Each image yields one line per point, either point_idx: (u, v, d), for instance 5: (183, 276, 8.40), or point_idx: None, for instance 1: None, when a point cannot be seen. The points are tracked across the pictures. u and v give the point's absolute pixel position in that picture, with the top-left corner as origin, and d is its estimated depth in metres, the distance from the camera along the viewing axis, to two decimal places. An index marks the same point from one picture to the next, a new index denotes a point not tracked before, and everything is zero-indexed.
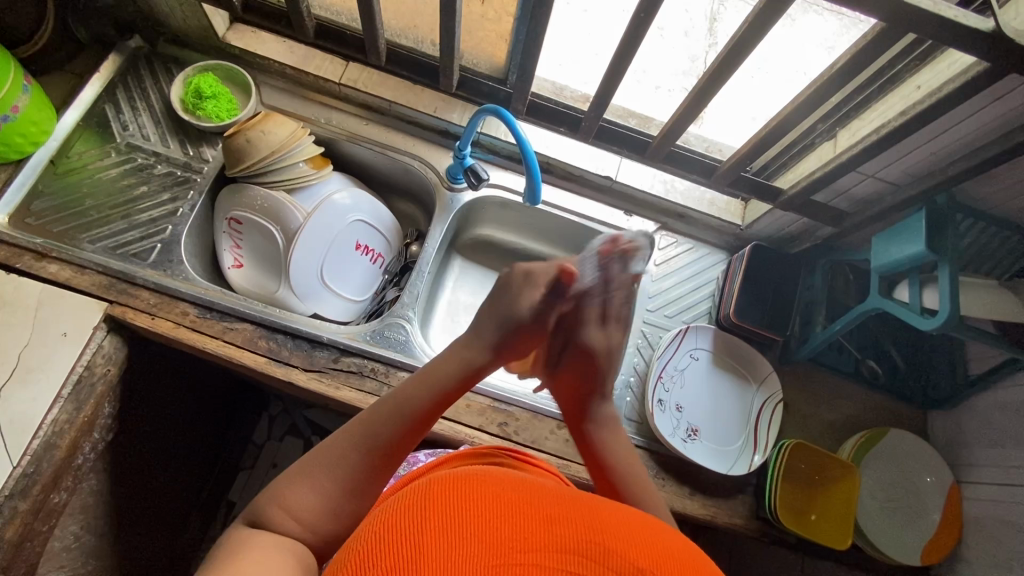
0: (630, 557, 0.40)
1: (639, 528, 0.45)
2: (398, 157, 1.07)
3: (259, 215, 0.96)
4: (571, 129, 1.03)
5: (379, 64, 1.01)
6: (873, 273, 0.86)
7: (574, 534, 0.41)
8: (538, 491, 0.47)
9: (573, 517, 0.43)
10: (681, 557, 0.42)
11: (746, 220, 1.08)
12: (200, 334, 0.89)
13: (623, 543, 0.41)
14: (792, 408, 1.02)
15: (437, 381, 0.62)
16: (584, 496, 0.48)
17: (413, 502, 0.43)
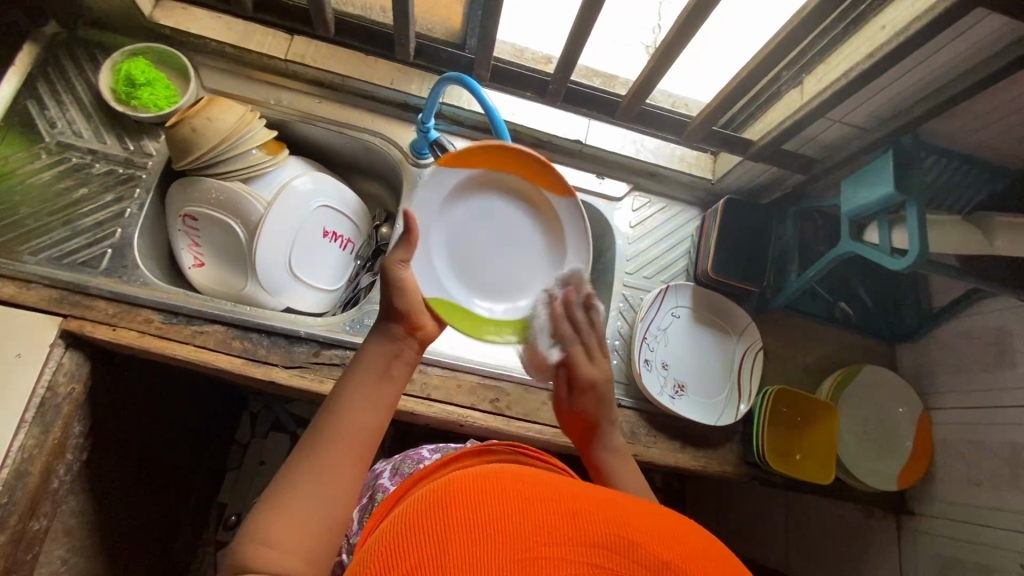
0: (655, 550, 0.41)
1: (657, 519, 0.46)
2: (358, 135, 1.02)
3: (216, 209, 0.90)
4: (538, 93, 1.00)
5: (328, 36, 0.95)
6: (844, 217, 0.88)
7: (599, 527, 0.42)
8: (555, 484, 0.47)
9: (595, 510, 0.44)
10: (701, 547, 0.44)
11: (718, 173, 1.08)
12: (168, 341, 0.84)
13: (647, 534, 0.43)
14: (774, 355, 1.04)
15: (379, 366, 0.60)
16: (600, 488, 0.49)
17: (438, 497, 0.43)
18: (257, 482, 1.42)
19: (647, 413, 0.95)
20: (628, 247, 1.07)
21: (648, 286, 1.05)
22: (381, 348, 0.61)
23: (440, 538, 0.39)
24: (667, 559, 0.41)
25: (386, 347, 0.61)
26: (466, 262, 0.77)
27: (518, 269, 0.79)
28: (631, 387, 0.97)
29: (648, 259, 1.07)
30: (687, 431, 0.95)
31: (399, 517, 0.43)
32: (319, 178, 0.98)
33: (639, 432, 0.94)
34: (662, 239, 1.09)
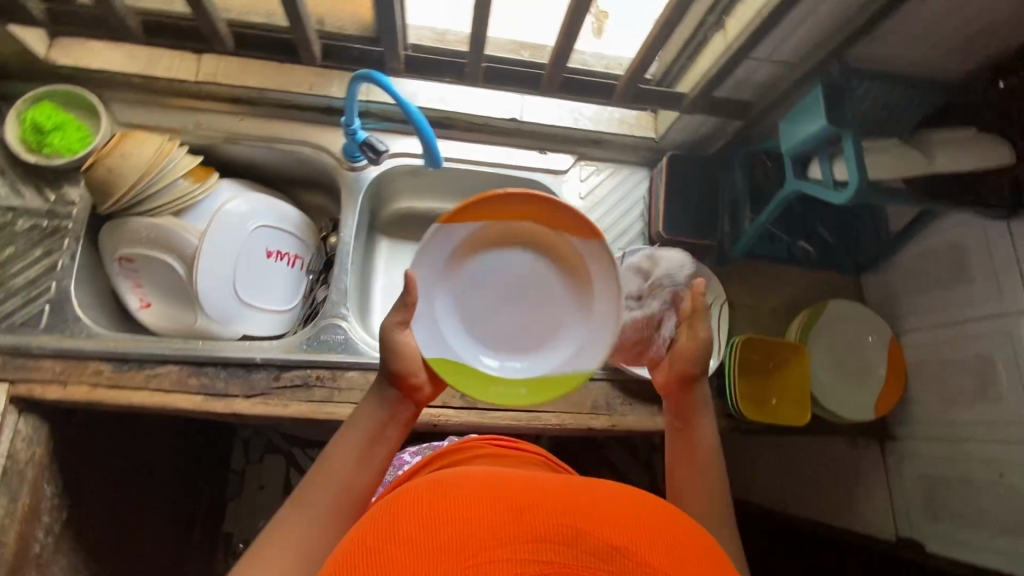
0: (605, 537, 0.40)
1: (617, 505, 0.46)
2: (287, 147, 0.99)
3: (149, 248, 0.88)
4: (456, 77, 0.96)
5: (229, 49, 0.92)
6: (786, 157, 0.87)
7: (547, 520, 0.41)
8: (511, 482, 0.47)
9: (547, 502, 0.43)
10: (661, 529, 0.43)
11: (660, 131, 1.06)
12: (123, 390, 0.82)
13: (600, 522, 0.42)
14: (741, 304, 1.04)
15: (371, 427, 0.60)
16: (562, 481, 0.49)
17: (388, 514, 0.43)
18: (259, 506, 1.42)
19: (619, 382, 0.94)
20: None
21: None
22: (376, 404, 0.62)
23: (386, 552, 0.39)
24: (619, 546, 0.40)
25: (374, 405, 0.61)
26: (478, 321, 0.69)
27: (532, 324, 0.69)
28: None
29: (602, 228, 1.05)
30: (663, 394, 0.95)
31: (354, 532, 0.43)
32: (256, 201, 0.95)
33: (615, 402, 0.94)
34: (614, 206, 1.07)
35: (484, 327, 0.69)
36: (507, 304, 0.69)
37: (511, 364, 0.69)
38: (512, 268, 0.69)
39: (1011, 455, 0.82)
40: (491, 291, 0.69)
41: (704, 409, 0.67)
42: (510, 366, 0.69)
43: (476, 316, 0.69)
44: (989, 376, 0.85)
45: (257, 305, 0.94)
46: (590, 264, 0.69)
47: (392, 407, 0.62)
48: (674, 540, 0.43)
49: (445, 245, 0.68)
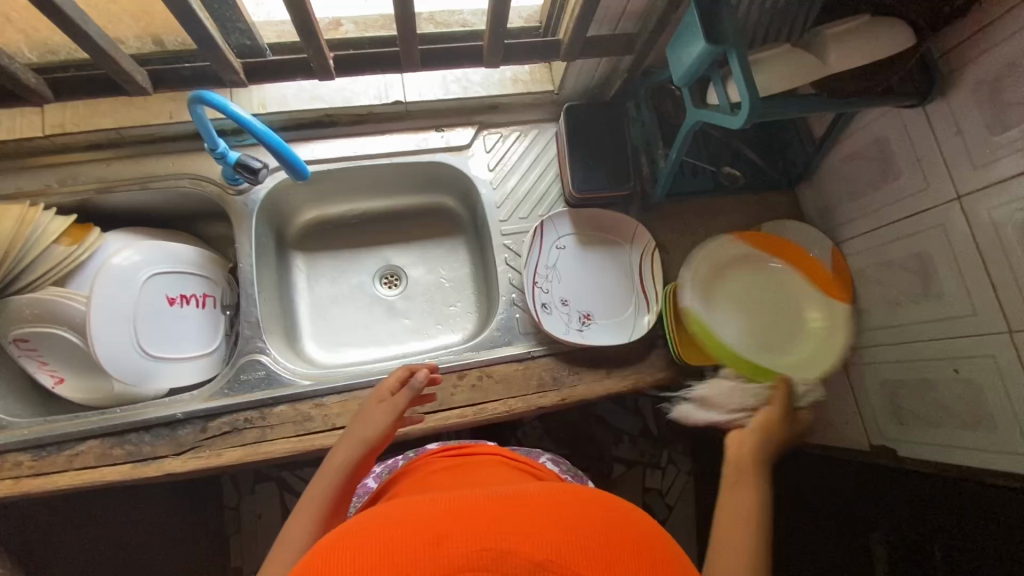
0: (525, 553, 0.39)
1: (542, 512, 0.44)
2: (160, 185, 0.91)
3: (38, 325, 0.83)
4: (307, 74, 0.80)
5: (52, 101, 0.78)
6: (681, 85, 0.80)
7: (464, 548, 0.39)
8: (429, 508, 0.45)
9: (464, 525, 0.41)
10: (585, 532, 0.42)
11: (557, 81, 0.99)
12: (47, 477, 0.79)
13: (519, 536, 0.40)
14: (677, 246, 0.99)
15: (346, 470, 0.64)
16: (486, 493, 0.47)
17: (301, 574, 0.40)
18: (261, 536, 1.43)
19: (561, 355, 0.91)
20: (494, 192, 0.99)
21: (527, 225, 0.98)
22: (352, 448, 0.65)
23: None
24: (541, 560, 0.39)
25: (351, 449, 0.65)
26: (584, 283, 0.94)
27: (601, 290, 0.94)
28: (539, 334, 0.94)
29: (519, 197, 0.99)
30: (609, 357, 0.91)
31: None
32: (151, 246, 0.89)
33: (561, 376, 0.90)
34: (527, 171, 1.01)
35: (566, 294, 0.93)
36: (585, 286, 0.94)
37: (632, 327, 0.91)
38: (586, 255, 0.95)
39: (962, 349, 0.77)
40: (573, 271, 0.94)
41: (767, 477, 0.62)
42: (618, 328, 0.92)
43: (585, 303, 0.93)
44: (930, 273, 0.80)
45: (175, 355, 0.90)
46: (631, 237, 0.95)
47: (369, 448, 0.66)
48: (602, 541, 0.42)
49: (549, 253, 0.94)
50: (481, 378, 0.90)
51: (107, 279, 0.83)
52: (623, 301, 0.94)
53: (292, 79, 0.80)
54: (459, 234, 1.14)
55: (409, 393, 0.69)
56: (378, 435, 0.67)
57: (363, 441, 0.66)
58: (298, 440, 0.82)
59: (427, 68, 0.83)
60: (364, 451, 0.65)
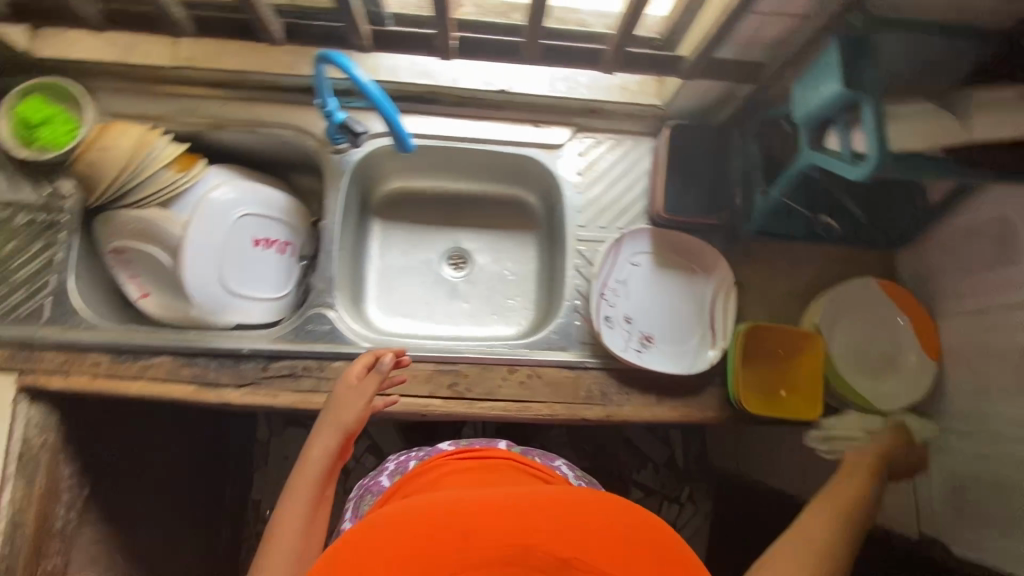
0: (547, 550, 0.45)
1: (561, 515, 0.49)
2: (270, 132, 0.96)
3: (138, 240, 0.88)
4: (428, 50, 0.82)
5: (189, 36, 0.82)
6: (800, 124, 0.77)
7: (490, 542, 0.46)
8: (460, 504, 0.52)
9: (491, 524, 0.48)
10: (599, 539, 0.48)
11: (665, 98, 0.97)
12: (120, 380, 0.85)
13: (541, 533, 0.47)
14: (753, 286, 0.95)
15: (325, 456, 0.75)
16: (512, 494, 0.53)
17: (348, 546, 0.48)
18: (284, 476, 1.49)
19: (614, 371, 0.90)
20: (578, 197, 0.98)
21: (605, 235, 0.97)
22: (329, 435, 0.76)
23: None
24: (557, 555, 0.45)
25: (327, 435, 0.76)
26: (649, 308, 0.92)
27: (669, 319, 0.92)
28: (596, 347, 0.92)
29: (603, 206, 0.98)
30: (662, 384, 0.90)
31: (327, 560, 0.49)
32: (252, 188, 0.94)
33: (610, 391, 0.90)
34: (616, 181, 0.99)
35: (631, 316, 0.91)
36: (651, 311, 0.92)
37: (695, 363, 0.89)
38: (658, 282, 0.93)
39: None
40: (644, 294, 0.93)
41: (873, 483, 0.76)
42: (681, 361, 0.90)
43: (651, 329, 0.91)
44: None
45: (250, 294, 0.94)
46: (709, 273, 0.93)
47: (343, 432, 0.77)
48: (616, 549, 0.47)
49: (620, 272, 0.92)
50: (530, 377, 0.90)
51: (207, 213, 0.89)
52: (689, 334, 0.92)
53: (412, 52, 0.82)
54: (532, 230, 1.13)
55: (375, 377, 0.78)
56: (348, 421, 0.77)
57: (336, 430, 0.76)
58: None
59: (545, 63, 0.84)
60: (338, 438, 0.76)
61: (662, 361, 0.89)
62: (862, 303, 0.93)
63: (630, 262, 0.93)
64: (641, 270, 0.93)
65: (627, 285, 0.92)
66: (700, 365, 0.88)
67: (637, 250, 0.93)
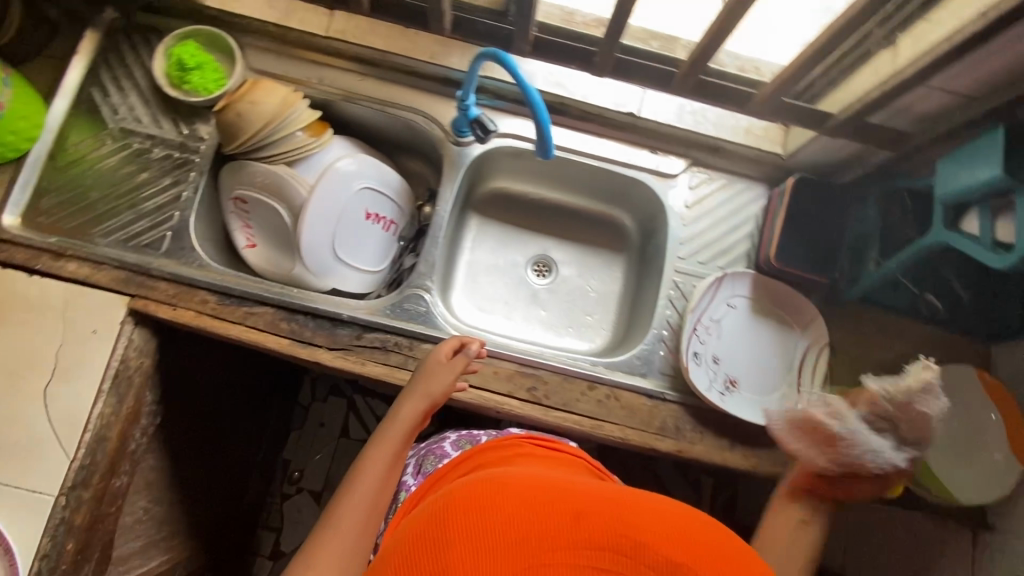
0: (659, 551, 0.48)
1: (669, 524, 0.52)
2: (398, 113, 0.99)
3: (263, 193, 0.92)
4: (584, 65, 0.89)
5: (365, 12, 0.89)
6: (936, 202, 0.76)
7: (607, 528, 0.49)
8: (574, 489, 0.55)
9: (606, 512, 0.51)
10: (704, 550, 0.50)
11: (788, 148, 0.98)
12: (222, 321, 0.89)
13: (653, 534, 0.50)
14: (843, 351, 0.94)
15: (408, 422, 0.75)
16: (621, 493, 0.56)
17: (471, 496, 0.53)
18: (318, 442, 1.51)
19: (692, 408, 0.90)
20: (682, 229, 0.99)
21: (703, 272, 0.97)
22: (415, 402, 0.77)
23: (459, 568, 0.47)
24: (667, 559, 0.48)
25: (414, 401, 0.77)
26: (736, 354, 0.92)
27: (756, 368, 0.92)
28: (677, 380, 0.92)
29: (706, 243, 0.98)
30: (738, 429, 0.89)
31: (409, 542, 0.51)
32: (373, 164, 0.98)
33: (684, 426, 0.90)
34: (722, 220, 0.99)
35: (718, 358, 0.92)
36: (738, 357, 0.92)
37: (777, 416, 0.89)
38: (749, 329, 0.93)
39: None
40: (733, 338, 0.93)
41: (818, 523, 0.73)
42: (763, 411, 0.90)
43: (736, 375, 0.91)
44: None
45: (352, 264, 0.97)
46: (802, 330, 0.93)
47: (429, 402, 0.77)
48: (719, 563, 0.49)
49: (715, 312, 0.92)
50: (608, 397, 0.90)
51: (332, 181, 0.92)
52: (773, 386, 0.92)
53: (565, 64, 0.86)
54: (621, 251, 1.14)
55: (465, 358, 0.80)
56: (436, 393, 0.78)
57: (423, 398, 0.77)
58: None
59: (693, 97, 0.87)
60: (424, 407, 0.77)
61: (744, 407, 0.89)
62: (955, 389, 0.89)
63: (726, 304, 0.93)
64: (735, 314, 0.93)
65: (719, 326, 0.93)
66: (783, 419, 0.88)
67: (735, 293, 0.93)
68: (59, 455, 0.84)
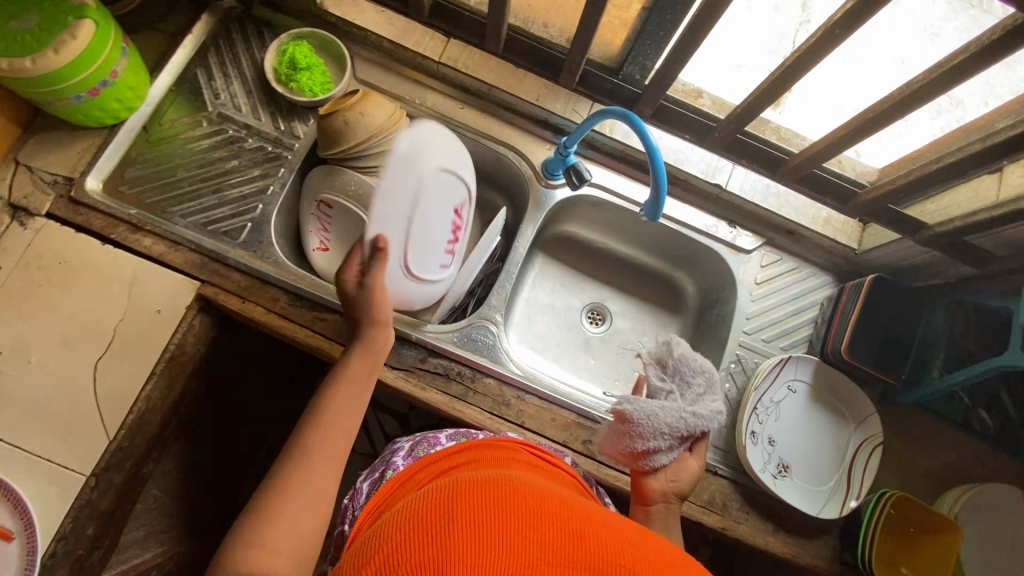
0: None
1: (663, 560, 0.44)
2: (493, 146, 1.00)
3: (353, 203, 0.90)
4: (697, 136, 0.97)
5: (497, 49, 0.96)
6: (1016, 326, 0.79)
7: (606, 554, 0.42)
8: (565, 505, 0.48)
9: (602, 537, 0.44)
10: None
11: (863, 245, 1.00)
12: (289, 321, 0.87)
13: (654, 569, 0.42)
14: (891, 453, 0.95)
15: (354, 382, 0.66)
16: (617, 521, 0.49)
17: (449, 499, 0.46)
18: None
19: (743, 486, 0.89)
20: (750, 305, 1.00)
21: (765, 350, 0.98)
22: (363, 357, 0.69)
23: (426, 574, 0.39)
24: None
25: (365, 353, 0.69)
26: (789, 438, 0.92)
27: (807, 457, 0.92)
28: (730, 456, 0.91)
29: (771, 322, 1.00)
30: (783, 515, 0.89)
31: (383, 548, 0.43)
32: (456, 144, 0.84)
33: (731, 505, 0.89)
34: (788, 303, 1.01)
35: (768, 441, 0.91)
36: (790, 443, 0.92)
37: (824, 507, 0.89)
38: (804, 416, 0.93)
39: None
40: (786, 423, 0.93)
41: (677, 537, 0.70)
42: (810, 502, 0.89)
43: (787, 458, 0.91)
44: None
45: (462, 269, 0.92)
46: (860, 425, 0.93)
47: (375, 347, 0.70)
48: None
49: (773, 392, 0.93)
50: None
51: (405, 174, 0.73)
52: (824, 479, 0.91)
53: (683, 133, 0.98)
54: (677, 313, 1.15)
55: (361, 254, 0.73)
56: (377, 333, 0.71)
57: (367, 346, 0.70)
58: (490, 416, 0.86)
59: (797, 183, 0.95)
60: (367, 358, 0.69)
61: (791, 492, 0.88)
62: (1001, 511, 0.88)
63: (784, 386, 0.93)
64: (793, 400, 0.93)
65: (777, 409, 0.93)
66: (833, 514, 0.88)
67: (793, 376, 0.93)
68: (98, 435, 0.80)
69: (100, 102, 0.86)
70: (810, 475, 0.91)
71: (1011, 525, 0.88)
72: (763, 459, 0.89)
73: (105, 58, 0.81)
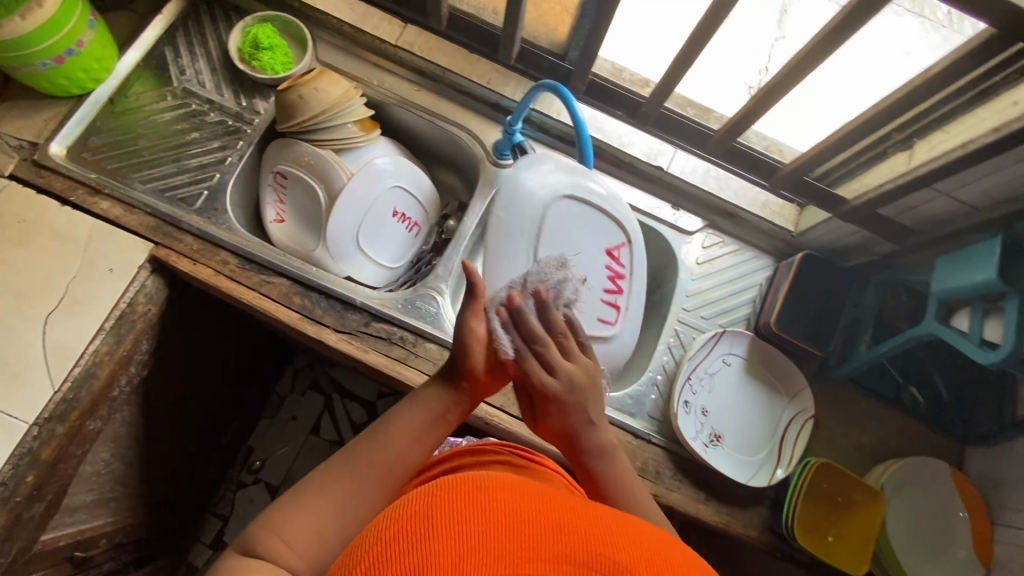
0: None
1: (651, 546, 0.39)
2: (446, 126, 1.05)
3: (305, 172, 0.96)
4: (628, 113, 1.02)
5: (439, 28, 1.03)
6: (933, 297, 0.82)
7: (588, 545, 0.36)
8: (542, 495, 0.42)
9: (585, 528, 0.38)
10: None
11: (799, 227, 1.04)
12: (238, 283, 0.90)
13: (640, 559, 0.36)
14: (823, 428, 0.97)
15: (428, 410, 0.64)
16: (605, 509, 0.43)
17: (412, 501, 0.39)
18: (285, 435, 1.46)
19: (676, 455, 0.91)
20: (690, 283, 1.03)
21: (703, 326, 1.01)
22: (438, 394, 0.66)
23: None
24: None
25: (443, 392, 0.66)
26: (723, 410, 0.95)
27: (740, 428, 0.94)
28: (665, 426, 0.93)
29: (709, 300, 1.03)
30: (715, 484, 0.90)
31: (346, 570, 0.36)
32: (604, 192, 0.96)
33: (665, 473, 0.90)
34: (729, 282, 1.04)
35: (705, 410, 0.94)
36: (724, 413, 0.95)
37: (754, 475, 0.91)
38: (738, 389, 0.96)
39: None
40: (722, 396, 0.95)
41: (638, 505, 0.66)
42: (741, 471, 0.91)
43: (721, 429, 0.94)
44: None
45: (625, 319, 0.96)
46: (792, 399, 0.96)
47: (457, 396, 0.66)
48: None
49: (708, 364, 0.95)
50: None
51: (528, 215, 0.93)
52: (756, 450, 0.93)
53: (615, 110, 1.03)
54: None
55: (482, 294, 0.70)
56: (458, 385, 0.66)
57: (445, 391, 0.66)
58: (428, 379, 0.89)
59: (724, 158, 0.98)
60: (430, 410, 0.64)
61: (722, 461, 0.91)
62: (929, 483, 0.90)
63: (719, 359, 0.96)
64: (725, 372, 0.96)
65: (711, 382, 0.95)
66: (763, 482, 0.90)
67: (727, 350, 0.96)
68: (43, 384, 0.82)
69: (66, 71, 0.90)
70: (742, 445, 0.93)
71: (938, 496, 0.90)
72: (698, 429, 0.92)
73: (71, 27, 0.86)
